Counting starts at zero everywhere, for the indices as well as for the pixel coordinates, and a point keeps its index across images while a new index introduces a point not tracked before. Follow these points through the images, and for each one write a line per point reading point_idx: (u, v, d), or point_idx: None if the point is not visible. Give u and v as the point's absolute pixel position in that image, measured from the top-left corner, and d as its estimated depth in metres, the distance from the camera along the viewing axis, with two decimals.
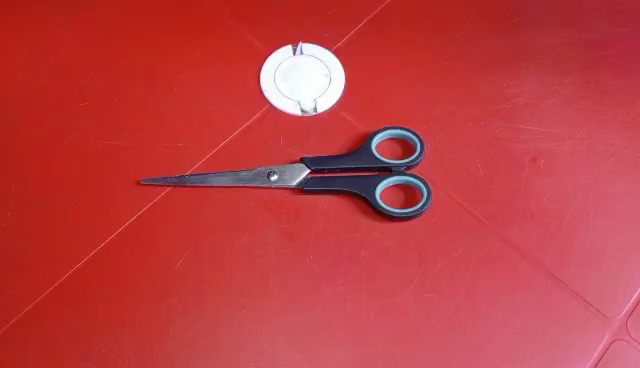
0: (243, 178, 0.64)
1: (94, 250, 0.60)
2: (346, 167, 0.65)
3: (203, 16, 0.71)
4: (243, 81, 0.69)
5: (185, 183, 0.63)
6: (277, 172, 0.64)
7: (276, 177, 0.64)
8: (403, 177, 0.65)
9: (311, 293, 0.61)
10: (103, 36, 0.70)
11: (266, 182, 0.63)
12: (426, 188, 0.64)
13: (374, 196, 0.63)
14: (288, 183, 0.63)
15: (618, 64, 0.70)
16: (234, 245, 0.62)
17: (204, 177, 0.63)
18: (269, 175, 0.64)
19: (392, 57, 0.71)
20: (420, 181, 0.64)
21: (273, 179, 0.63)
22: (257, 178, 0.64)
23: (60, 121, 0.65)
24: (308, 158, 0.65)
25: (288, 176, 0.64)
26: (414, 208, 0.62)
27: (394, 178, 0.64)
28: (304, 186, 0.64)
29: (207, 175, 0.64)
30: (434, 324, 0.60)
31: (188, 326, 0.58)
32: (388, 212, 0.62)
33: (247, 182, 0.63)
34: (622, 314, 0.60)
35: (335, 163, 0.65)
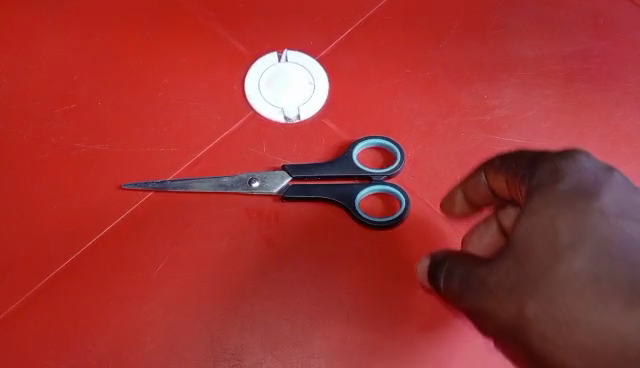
0: (225, 185, 0.62)
1: (76, 254, 0.60)
2: (326, 175, 0.64)
3: (187, 19, 0.70)
4: (226, 86, 0.67)
5: (167, 188, 0.62)
6: (259, 178, 0.62)
7: (258, 183, 0.62)
8: (383, 186, 0.64)
9: (289, 299, 0.60)
10: (86, 34, 0.68)
11: (248, 189, 0.62)
12: (404, 197, 0.63)
13: (353, 204, 0.63)
14: (270, 190, 0.62)
15: (596, 79, 0.71)
16: (214, 252, 0.61)
17: (184, 183, 0.62)
18: (251, 181, 0.62)
19: (376, 65, 0.70)
20: (399, 190, 0.63)
21: (254, 186, 0.62)
22: (239, 184, 0.62)
23: (41, 122, 0.64)
24: (290, 166, 0.64)
25: (272, 184, 0.63)
26: (392, 218, 0.62)
27: (372, 186, 0.63)
28: (286, 194, 0.63)
29: (188, 180, 0.62)
30: (409, 331, 0.60)
31: (164, 330, 0.59)
32: (367, 221, 0.62)
33: (229, 189, 0.62)
34: None
35: (315, 170, 0.64)
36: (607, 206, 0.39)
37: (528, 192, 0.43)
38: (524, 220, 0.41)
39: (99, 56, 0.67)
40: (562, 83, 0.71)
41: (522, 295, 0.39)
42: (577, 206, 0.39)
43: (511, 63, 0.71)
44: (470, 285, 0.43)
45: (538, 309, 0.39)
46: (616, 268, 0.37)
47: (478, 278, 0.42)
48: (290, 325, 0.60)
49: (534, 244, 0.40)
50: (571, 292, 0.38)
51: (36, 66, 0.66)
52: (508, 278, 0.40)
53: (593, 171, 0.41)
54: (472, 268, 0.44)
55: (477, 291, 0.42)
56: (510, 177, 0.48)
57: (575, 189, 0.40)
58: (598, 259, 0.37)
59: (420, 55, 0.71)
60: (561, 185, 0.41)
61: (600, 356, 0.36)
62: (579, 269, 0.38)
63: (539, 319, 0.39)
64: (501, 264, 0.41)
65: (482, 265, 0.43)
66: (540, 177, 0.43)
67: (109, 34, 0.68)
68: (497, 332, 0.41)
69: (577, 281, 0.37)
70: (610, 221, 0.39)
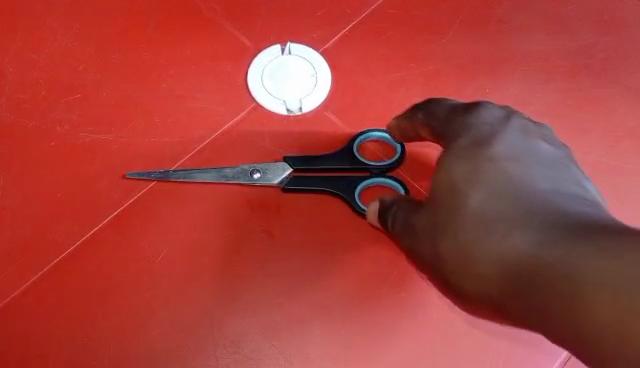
0: (227, 175, 0.63)
1: (80, 242, 0.61)
2: (327, 167, 0.64)
3: (192, 10, 0.70)
4: (230, 78, 0.68)
5: (169, 178, 0.63)
6: (261, 170, 0.63)
7: (259, 175, 0.63)
8: (383, 179, 0.64)
9: (288, 289, 0.61)
10: (91, 24, 0.69)
11: (249, 180, 0.63)
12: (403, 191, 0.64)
13: (353, 196, 0.63)
14: (271, 182, 0.63)
15: (599, 74, 0.71)
16: (215, 241, 0.62)
17: (187, 173, 0.63)
18: (252, 172, 0.63)
19: (379, 58, 0.70)
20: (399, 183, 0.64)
21: (255, 177, 0.63)
22: (240, 175, 0.63)
23: (48, 112, 0.65)
24: (291, 157, 0.64)
25: (273, 175, 0.63)
26: None
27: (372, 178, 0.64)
28: (286, 185, 0.63)
29: (191, 171, 0.63)
30: (407, 323, 0.61)
31: (166, 318, 0.60)
32: (367, 213, 0.62)
33: (231, 180, 0.63)
34: None
35: (316, 162, 0.64)
36: (501, 151, 0.45)
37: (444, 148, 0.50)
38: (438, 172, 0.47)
39: (104, 46, 0.68)
40: (565, 78, 0.71)
41: (436, 235, 0.45)
42: (475, 155, 0.45)
43: (514, 57, 0.72)
44: (406, 232, 0.49)
45: (447, 245, 0.44)
46: (504, 201, 0.42)
47: (411, 227, 0.49)
48: (290, 315, 0.61)
49: (443, 190, 0.45)
50: (469, 225, 0.43)
51: (43, 56, 0.67)
52: (428, 221, 0.46)
53: (489, 122, 0.48)
54: (407, 216, 0.50)
55: (410, 238, 0.49)
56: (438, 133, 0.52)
57: (472, 139, 0.47)
58: (490, 194, 0.43)
59: (424, 48, 0.71)
60: (462, 137, 0.48)
61: (493, 275, 0.40)
62: (476, 205, 0.43)
63: (449, 253, 0.44)
64: (424, 213, 0.47)
65: (410, 214, 0.50)
66: (452, 130, 0.50)
67: (115, 24, 0.69)
68: (431, 270, 0.47)
69: (472, 216, 0.43)
70: (500, 163, 0.44)
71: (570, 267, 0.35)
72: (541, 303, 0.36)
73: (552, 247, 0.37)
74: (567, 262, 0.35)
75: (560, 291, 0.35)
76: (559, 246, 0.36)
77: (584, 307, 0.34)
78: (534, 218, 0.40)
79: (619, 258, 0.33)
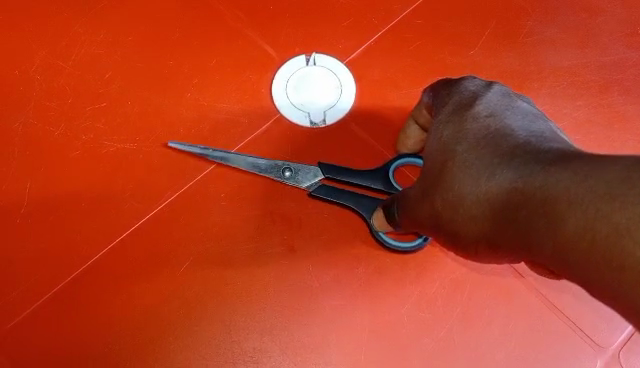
0: (260, 168, 0.64)
1: (103, 252, 0.61)
2: (359, 182, 0.64)
3: (217, 19, 0.70)
4: (254, 89, 0.68)
5: (207, 157, 0.64)
6: (293, 168, 0.64)
7: (290, 173, 0.63)
8: None
9: (308, 305, 0.61)
10: (118, 32, 0.69)
11: (279, 177, 0.63)
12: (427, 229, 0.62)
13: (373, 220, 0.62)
14: (299, 184, 0.63)
15: (631, 90, 0.70)
16: (236, 254, 0.62)
17: (225, 156, 0.64)
18: (284, 170, 0.63)
19: (405, 70, 0.69)
20: None
21: (286, 175, 0.63)
22: (272, 170, 0.64)
23: (73, 121, 0.65)
24: (325, 164, 0.64)
25: (303, 176, 0.63)
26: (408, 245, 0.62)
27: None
28: (312, 190, 0.63)
29: (230, 154, 0.64)
30: (427, 342, 0.61)
31: (184, 330, 0.60)
32: (381, 240, 0.62)
33: (262, 172, 0.63)
34: (615, 345, 0.62)
35: (350, 175, 0.64)
36: (482, 107, 0.43)
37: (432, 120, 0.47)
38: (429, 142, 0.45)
39: (130, 55, 0.68)
40: (595, 94, 0.69)
41: (431, 196, 0.42)
42: (457, 116, 0.43)
43: (542, 71, 0.70)
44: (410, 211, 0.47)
45: (443, 207, 0.41)
46: (484, 149, 0.39)
47: (411, 204, 0.46)
48: (309, 330, 0.60)
49: (431, 151, 0.43)
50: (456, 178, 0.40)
51: (69, 64, 0.67)
52: (421, 185, 0.44)
53: (472, 88, 0.46)
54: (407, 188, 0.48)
55: (414, 215, 0.46)
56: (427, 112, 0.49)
57: (453, 104, 0.45)
58: (472, 145, 0.40)
59: (451, 60, 0.70)
60: (447, 104, 0.46)
61: (487, 219, 0.38)
62: (460, 157, 0.40)
63: (445, 213, 0.41)
64: (418, 185, 0.45)
65: (409, 191, 0.47)
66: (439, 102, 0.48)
67: (142, 32, 0.69)
68: (442, 240, 0.44)
69: (459, 168, 0.40)
70: (482, 118, 0.42)
71: (560, 190, 0.31)
72: (533, 239, 0.33)
73: (532, 180, 0.34)
74: (545, 189, 0.32)
75: (548, 219, 0.32)
76: (538, 176, 0.34)
77: (560, 227, 0.30)
78: (511, 160, 0.37)
79: (586, 178, 0.30)
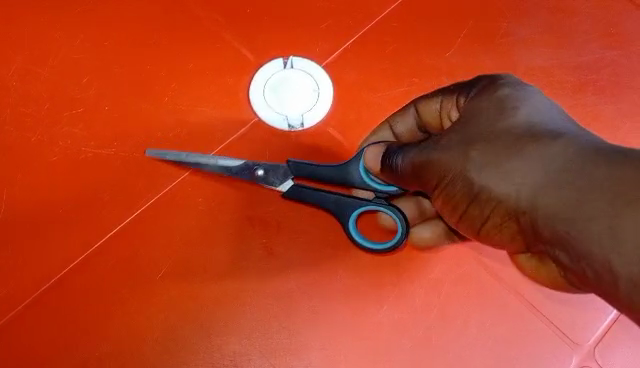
0: (231, 169, 0.62)
1: (82, 258, 0.61)
2: (331, 179, 0.62)
3: (195, 23, 0.69)
4: (233, 93, 0.68)
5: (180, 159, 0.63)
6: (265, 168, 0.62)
7: (263, 172, 0.62)
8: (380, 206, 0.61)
9: (287, 306, 0.62)
10: (95, 35, 0.68)
11: (252, 178, 0.62)
12: (402, 225, 0.60)
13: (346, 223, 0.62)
14: (273, 185, 0.62)
15: (605, 90, 0.71)
16: (215, 258, 0.62)
17: (196, 159, 0.62)
18: (256, 170, 0.62)
19: (382, 72, 0.70)
20: (397, 213, 0.61)
21: (258, 174, 0.62)
22: (244, 172, 0.62)
23: (50, 126, 0.65)
24: (294, 163, 0.63)
25: (276, 176, 0.62)
26: (385, 245, 0.60)
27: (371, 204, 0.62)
28: (285, 192, 0.62)
29: (199, 156, 0.62)
30: (406, 341, 0.62)
31: (165, 337, 0.60)
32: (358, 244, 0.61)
33: (234, 175, 0.62)
34: (591, 341, 0.63)
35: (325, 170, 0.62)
36: (522, 94, 0.49)
37: (453, 97, 0.56)
38: (465, 113, 0.49)
39: (107, 59, 0.67)
40: (570, 94, 0.70)
41: (471, 146, 0.46)
42: (512, 102, 0.48)
43: (518, 72, 0.71)
44: (425, 159, 0.50)
45: (476, 166, 0.45)
46: (545, 129, 0.44)
47: (429, 154, 0.49)
48: (288, 332, 0.61)
49: (484, 120, 0.47)
50: (516, 141, 0.43)
51: (46, 69, 0.67)
52: (456, 138, 0.48)
53: (517, 81, 0.51)
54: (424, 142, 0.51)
55: (433, 163, 0.49)
56: (442, 92, 0.57)
57: (504, 89, 0.50)
58: (535, 124, 0.45)
59: (428, 62, 0.70)
60: (496, 89, 0.50)
61: (533, 176, 0.41)
62: (522, 130, 0.44)
63: (479, 171, 0.45)
64: (449, 140, 0.48)
65: (430, 144, 0.50)
66: (481, 86, 0.53)
67: (119, 35, 0.68)
68: (456, 192, 0.47)
69: (518, 135, 0.44)
70: (534, 106, 0.47)
71: None
72: (575, 218, 0.38)
73: (601, 158, 0.38)
74: (614, 174, 0.37)
75: (626, 198, 0.36)
76: (616, 159, 0.38)
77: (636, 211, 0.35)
78: (573, 138, 0.41)
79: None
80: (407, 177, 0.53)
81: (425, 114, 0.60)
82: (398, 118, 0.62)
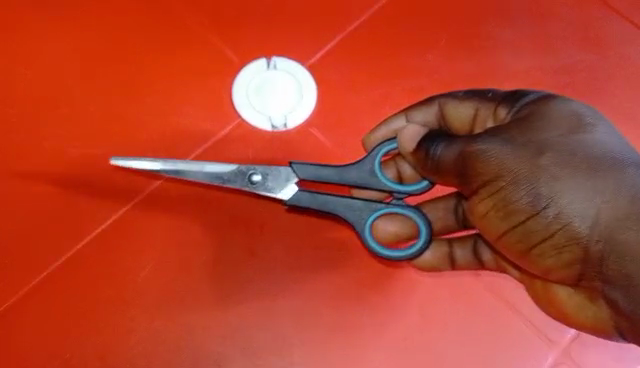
0: (222, 176, 0.60)
1: (65, 259, 0.62)
2: (340, 181, 0.61)
3: (178, 24, 0.69)
4: (215, 95, 0.68)
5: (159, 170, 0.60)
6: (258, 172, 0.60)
7: (259, 178, 0.60)
8: (400, 209, 0.60)
9: (269, 306, 0.63)
10: (78, 35, 0.68)
11: (247, 184, 0.60)
12: (424, 231, 0.59)
13: (363, 229, 0.60)
14: (270, 190, 0.60)
15: (581, 93, 0.72)
16: (198, 259, 0.63)
17: (178, 168, 0.60)
18: (250, 175, 0.60)
19: (364, 74, 0.70)
20: (419, 218, 0.60)
21: (254, 180, 0.60)
22: (237, 178, 0.60)
23: (33, 127, 0.65)
24: (298, 165, 0.61)
25: (272, 180, 0.61)
26: (406, 252, 0.59)
27: (393, 209, 0.60)
28: (288, 200, 0.61)
29: (182, 164, 0.60)
30: (385, 340, 0.63)
31: (148, 340, 0.61)
32: (377, 251, 0.59)
33: (226, 183, 0.60)
34: (567, 339, 0.64)
35: (331, 173, 0.61)
36: (588, 114, 0.51)
37: (493, 105, 0.57)
38: (529, 118, 0.51)
39: (90, 61, 0.67)
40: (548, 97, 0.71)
41: (550, 162, 0.48)
42: (582, 121, 0.50)
43: (497, 75, 0.72)
44: (487, 150, 0.49)
45: (554, 175, 0.47)
46: (627, 166, 0.47)
47: (494, 147, 0.49)
48: (270, 332, 0.62)
49: (558, 136, 0.49)
50: (599, 174, 0.47)
51: (28, 69, 0.67)
52: (529, 144, 0.49)
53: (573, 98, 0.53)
54: (473, 136, 0.52)
55: (497, 157, 0.49)
56: (479, 99, 0.58)
57: (568, 105, 0.52)
58: (611, 153, 0.48)
59: (409, 64, 0.71)
60: (556, 102, 0.52)
61: (626, 216, 0.45)
62: (604, 159, 0.47)
63: (557, 183, 0.47)
64: (517, 139, 0.49)
65: (489, 137, 0.50)
66: (533, 96, 0.54)
67: (101, 35, 0.68)
68: (515, 194, 0.48)
69: (601, 166, 0.47)
70: (603, 130, 0.50)
71: None
72: None
73: None
74: None
75: None
76: None
77: None
78: None
79: None
80: (442, 165, 0.53)
81: (453, 116, 0.59)
82: (420, 117, 0.60)
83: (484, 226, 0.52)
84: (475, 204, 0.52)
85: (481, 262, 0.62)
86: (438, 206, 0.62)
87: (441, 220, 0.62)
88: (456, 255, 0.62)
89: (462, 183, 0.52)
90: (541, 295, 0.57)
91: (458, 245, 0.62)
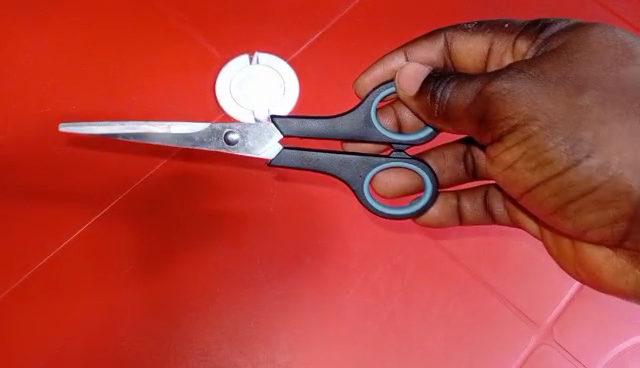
0: (195, 139, 0.59)
1: (52, 254, 0.63)
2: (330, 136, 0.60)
3: (161, 21, 0.70)
4: (199, 89, 0.69)
5: (117, 136, 0.58)
6: (236, 131, 0.59)
7: (237, 138, 0.59)
8: (405, 163, 0.60)
9: (255, 295, 0.64)
10: (60, 35, 0.69)
11: (223, 145, 0.59)
12: (430, 187, 0.59)
13: (364, 187, 0.60)
14: (249, 151, 0.60)
15: None
16: (184, 251, 0.64)
17: (141, 134, 0.58)
18: (227, 135, 0.59)
19: (345, 67, 0.71)
20: (425, 172, 0.60)
21: (231, 141, 0.59)
22: (213, 139, 0.59)
23: (18, 126, 0.66)
24: (281, 119, 0.59)
25: (251, 140, 0.60)
26: (410, 210, 0.59)
27: (395, 163, 0.60)
28: (273, 160, 0.60)
29: (147, 130, 0.58)
30: (370, 326, 0.64)
31: (138, 329, 0.62)
32: (378, 210, 0.59)
33: (202, 145, 0.59)
34: (548, 321, 0.65)
35: (319, 127, 0.60)
36: (631, 46, 0.49)
37: (510, 39, 0.58)
38: (563, 52, 0.50)
39: (75, 59, 0.68)
40: None
41: (593, 103, 0.46)
42: (625, 53, 0.48)
43: None
44: (516, 92, 0.48)
45: (597, 118, 0.46)
46: None
47: (523, 87, 0.48)
48: (257, 322, 0.63)
49: (597, 69, 0.48)
50: None
51: (12, 70, 0.67)
52: (567, 83, 0.47)
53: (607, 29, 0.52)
54: (494, 74, 0.50)
55: (528, 99, 0.47)
56: (494, 33, 0.59)
57: (605, 35, 0.50)
58: None
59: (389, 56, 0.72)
60: (593, 33, 0.50)
61: None
62: None
63: (601, 127, 0.45)
64: (549, 78, 0.48)
65: (516, 75, 0.49)
66: (563, 30, 0.53)
67: (84, 35, 0.69)
68: (549, 140, 0.47)
69: None
70: None
71: None
72: None
73: None
74: None
75: None
76: None
77: None
78: None
79: None
80: (454, 107, 0.52)
81: (460, 52, 0.62)
82: (423, 53, 0.63)
83: (510, 179, 0.51)
84: (498, 154, 0.50)
85: (493, 216, 0.64)
86: (446, 156, 0.66)
87: (448, 170, 0.66)
88: (464, 208, 0.64)
89: (482, 128, 0.51)
90: (570, 260, 0.59)
91: (466, 199, 0.65)
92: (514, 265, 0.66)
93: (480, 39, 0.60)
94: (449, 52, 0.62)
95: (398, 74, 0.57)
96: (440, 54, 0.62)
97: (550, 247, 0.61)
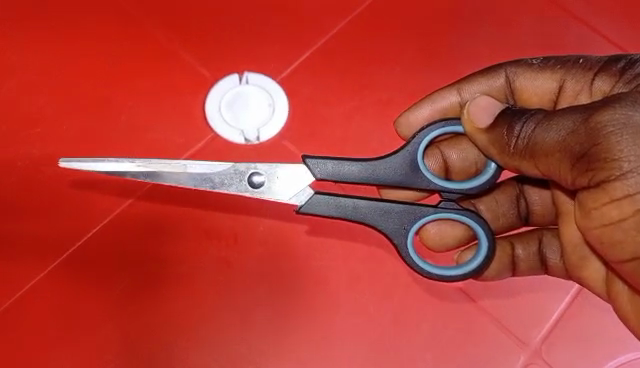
0: (215, 182, 0.59)
1: (41, 275, 0.63)
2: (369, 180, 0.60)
3: (149, 41, 0.70)
4: (188, 109, 0.69)
5: (125, 173, 0.59)
6: (261, 173, 0.60)
7: (259, 180, 0.60)
8: (456, 213, 0.60)
9: (244, 316, 0.64)
10: (49, 55, 0.68)
11: (244, 188, 0.60)
12: (482, 241, 0.59)
13: (407, 243, 0.60)
14: (272, 194, 0.60)
15: None
16: (175, 272, 0.64)
17: (152, 173, 0.59)
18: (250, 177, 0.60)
19: (334, 86, 0.71)
20: (475, 221, 0.59)
21: (254, 183, 0.60)
22: (234, 182, 0.60)
23: (7, 148, 0.66)
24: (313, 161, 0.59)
25: (277, 183, 0.60)
26: (457, 271, 0.59)
27: (442, 213, 0.60)
28: (302, 207, 0.60)
29: (160, 171, 0.59)
30: (359, 346, 0.64)
31: (127, 351, 0.62)
32: (426, 272, 0.59)
33: (223, 188, 0.59)
34: (537, 340, 0.66)
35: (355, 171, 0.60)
36: None
37: (586, 75, 0.60)
38: None
39: (65, 79, 0.68)
40: None
41: None
42: None
43: None
44: (635, 127, 0.46)
45: None
46: None
47: None
48: (246, 344, 0.63)
49: None
50: None
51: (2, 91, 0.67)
52: None
53: None
54: (600, 106, 0.48)
55: None
56: (565, 69, 0.61)
57: None
58: None
59: (379, 75, 0.72)
60: None
61: None
62: None
63: None
64: None
65: (632, 109, 0.46)
66: None
67: (74, 56, 0.69)
68: None
69: None
70: None
71: None
72: None
73: None
74: None
75: None
76: None
77: None
78: None
79: None
80: (544, 140, 0.51)
81: (524, 87, 0.63)
82: (484, 88, 0.64)
83: (609, 239, 0.50)
84: (601, 206, 0.48)
85: (547, 266, 0.65)
86: (501, 201, 0.67)
87: (504, 215, 0.68)
88: (518, 256, 0.65)
89: (579, 170, 0.49)
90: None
91: (520, 246, 0.66)
92: (504, 285, 0.67)
93: (550, 76, 0.62)
94: (514, 89, 0.64)
95: (468, 107, 0.57)
96: (503, 90, 0.63)
97: (628, 311, 0.57)
